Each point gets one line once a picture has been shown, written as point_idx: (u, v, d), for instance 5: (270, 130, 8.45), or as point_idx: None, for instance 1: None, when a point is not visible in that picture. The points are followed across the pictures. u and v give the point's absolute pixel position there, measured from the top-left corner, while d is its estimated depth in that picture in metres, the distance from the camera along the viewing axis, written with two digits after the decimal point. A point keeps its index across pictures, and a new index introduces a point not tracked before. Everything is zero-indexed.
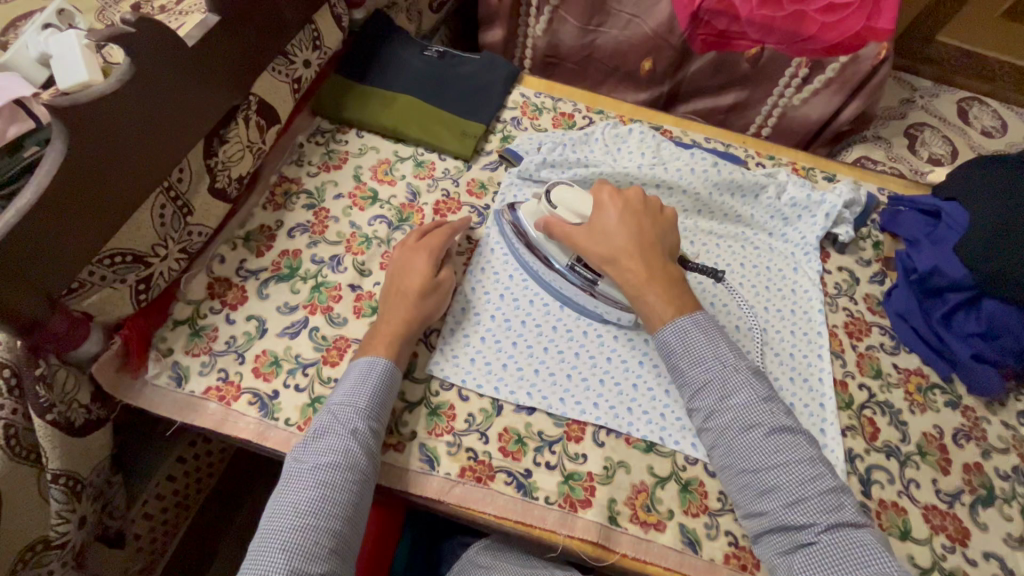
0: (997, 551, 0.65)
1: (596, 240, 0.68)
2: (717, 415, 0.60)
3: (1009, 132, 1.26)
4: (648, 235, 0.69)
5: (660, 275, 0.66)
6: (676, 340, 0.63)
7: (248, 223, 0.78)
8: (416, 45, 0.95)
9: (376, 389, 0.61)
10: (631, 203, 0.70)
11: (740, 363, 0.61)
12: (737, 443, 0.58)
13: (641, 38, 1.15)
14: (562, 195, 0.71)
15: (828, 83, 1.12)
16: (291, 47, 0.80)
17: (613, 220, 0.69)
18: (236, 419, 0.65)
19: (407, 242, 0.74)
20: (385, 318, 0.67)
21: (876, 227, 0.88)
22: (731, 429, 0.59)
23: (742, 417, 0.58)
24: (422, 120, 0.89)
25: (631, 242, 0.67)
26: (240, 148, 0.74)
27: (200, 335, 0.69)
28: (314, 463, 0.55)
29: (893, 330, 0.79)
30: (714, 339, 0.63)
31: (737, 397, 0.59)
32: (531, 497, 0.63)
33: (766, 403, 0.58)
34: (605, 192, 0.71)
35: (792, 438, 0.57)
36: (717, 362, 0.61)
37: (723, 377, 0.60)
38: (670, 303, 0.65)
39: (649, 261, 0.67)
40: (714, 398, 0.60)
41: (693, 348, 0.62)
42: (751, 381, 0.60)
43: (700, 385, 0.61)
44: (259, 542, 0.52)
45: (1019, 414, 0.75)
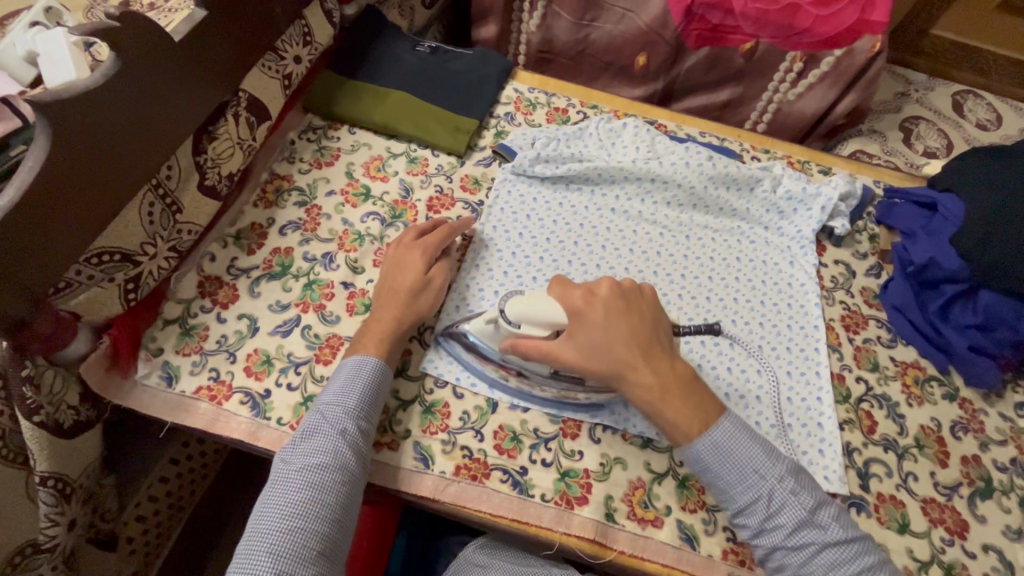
0: (996, 543, 0.65)
1: (590, 358, 0.60)
2: (766, 534, 0.56)
3: (1004, 125, 1.26)
4: (644, 335, 0.61)
5: (671, 380, 0.60)
6: (709, 454, 0.58)
7: (239, 222, 0.77)
8: (408, 41, 0.95)
9: (365, 389, 0.60)
10: (609, 303, 0.61)
11: (780, 473, 0.57)
12: (790, 561, 0.55)
13: (635, 33, 1.14)
14: (517, 311, 0.61)
15: (823, 77, 1.11)
16: (280, 43, 0.79)
17: (600, 326, 0.60)
18: (228, 419, 0.64)
19: (404, 240, 0.73)
20: (378, 316, 0.66)
21: (872, 220, 0.88)
22: (781, 546, 0.56)
23: (796, 538, 0.55)
24: (414, 117, 0.88)
25: (630, 352, 0.60)
26: (230, 145, 0.73)
27: (190, 334, 0.68)
28: (302, 464, 0.54)
29: (890, 324, 0.79)
30: (746, 447, 0.58)
31: (785, 516, 0.56)
32: (526, 495, 0.62)
33: (815, 516, 0.55)
34: (574, 292, 0.62)
35: (847, 547, 0.55)
36: (757, 476, 0.57)
37: (767, 493, 0.56)
38: (691, 413, 0.59)
39: (649, 359, 0.60)
40: (761, 517, 0.56)
41: (727, 461, 0.58)
42: (796, 491, 0.56)
43: (743, 505, 0.57)
44: (246, 543, 0.51)
45: (1016, 406, 0.75)
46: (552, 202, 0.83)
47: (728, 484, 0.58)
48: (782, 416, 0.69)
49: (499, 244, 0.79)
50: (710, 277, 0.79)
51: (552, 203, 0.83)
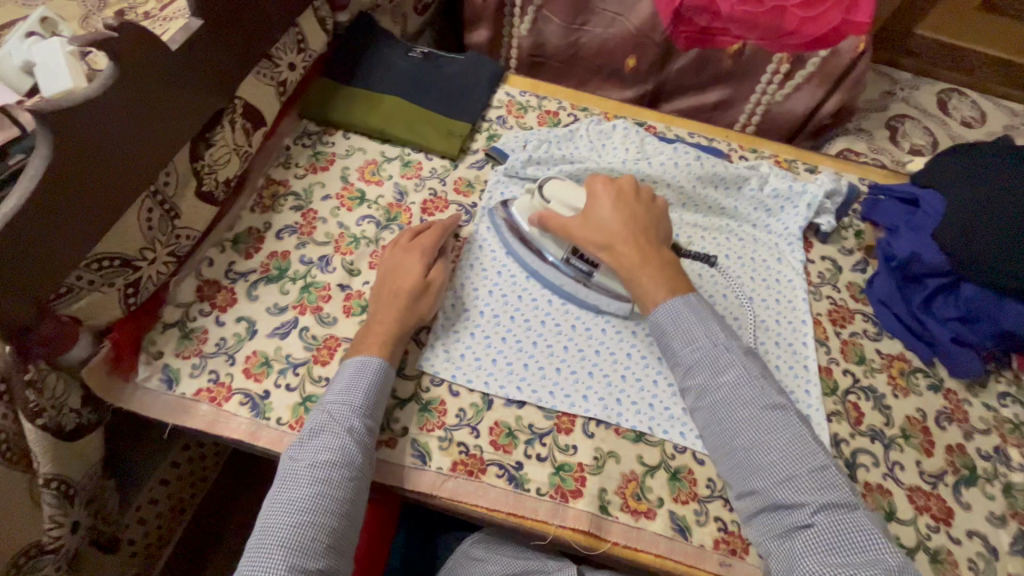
0: (980, 529, 0.67)
1: (591, 230, 0.70)
2: (709, 393, 0.63)
3: (988, 122, 1.29)
4: (642, 223, 0.71)
5: (652, 257, 0.69)
6: (668, 320, 0.66)
7: (236, 226, 0.79)
8: (401, 46, 0.97)
9: (369, 388, 0.62)
10: (623, 190, 0.73)
11: (731, 343, 0.64)
12: (725, 418, 0.61)
13: (624, 36, 1.16)
14: (555, 188, 0.74)
15: (809, 78, 1.13)
16: (275, 50, 0.81)
17: (606, 206, 0.71)
18: (228, 420, 0.65)
19: (400, 242, 0.74)
20: (377, 318, 0.68)
21: (857, 217, 0.90)
22: (721, 404, 0.61)
23: (731, 394, 0.61)
24: (408, 121, 0.90)
25: (625, 227, 0.70)
26: (227, 151, 0.75)
27: (190, 337, 0.70)
28: (311, 461, 0.56)
29: (876, 317, 0.80)
30: (704, 317, 0.65)
31: (728, 375, 0.62)
32: (522, 489, 0.64)
33: (756, 380, 0.61)
34: (597, 181, 0.74)
35: (781, 417, 0.59)
36: (708, 341, 0.64)
37: (714, 356, 0.63)
38: (662, 286, 0.67)
39: (639, 237, 0.70)
40: (706, 377, 0.63)
41: (685, 328, 0.65)
42: (743, 360, 0.63)
43: (692, 363, 0.64)
44: (257, 537, 0.53)
45: (999, 395, 0.76)
46: None
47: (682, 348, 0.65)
48: None
49: (492, 245, 0.80)
50: (700, 275, 0.80)
51: None
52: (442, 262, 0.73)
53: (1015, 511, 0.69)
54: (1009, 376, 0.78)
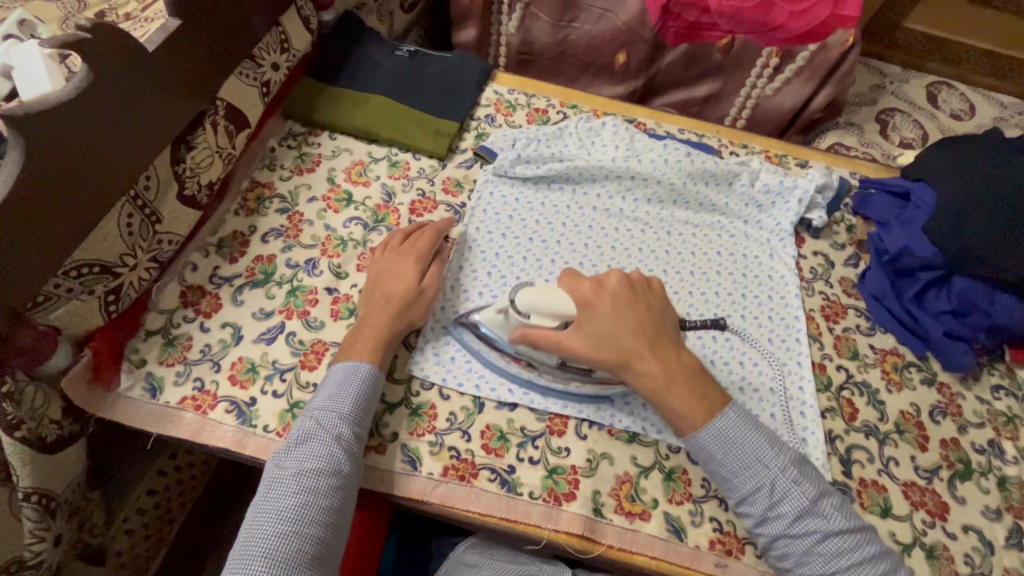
0: (975, 524, 0.66)
1: (596, 347, 0.61)
2: (769, 522, 0.58)
3: (978, 114, 1.29)
4: (650, 325, 0.63)
5: (677, 371, 0.61)
6: (713, 442, 0.60)
7: (220, 230, 0.77)
8: (387, 46, 0.96)
9: (357, 395, 0.60)
10: (616, 293, 0.64)
11: (783, 462, 0.58)
12: (792, 548, 0.56)
13: (613, 33, 1.15)
14: (529, 301, 0.61)
15: (799, 72, 1.13)
16: (258, 50, 0.80)
17: (608, 316, 0.62)
18: (213, 428, 0.64)
19: (392, 242, 0.74)
20: (368, 321, 0.67)
21: (849, 211, 0.89)
22: (783, 533, 0.57)
23: (797, 527, 0.56)
24: (394, 121, 0.88)
25: (637, 341, 0.61)
26: (209, 154, 0.73)
27: (173, 345, 0.68)
28: (297, 470, 0.54)
29: (869, 312, 0.80)
30: (751, 435, 0.60)
31: (788, 503, 0.57)
32: (515, 494, 0.63)
33: (817, 505, 0.57)
34: (583, 283, 0.64)
35: (848, 539, 0.56)
36: (760, 466, 0.58)
37: (770, 482, 0.58)
38: (697, 404, 0.61)
39: (653, 347, 0.62)
40: (764, 506, 0.58)
41: (734, 450, 0.59)
42: (800, 481, 0.57)
43: (747, 492, 0.58)
44: (240, 547, 0.51)
45: (993, 388, 0.76)
46: (534, 203, 0.84)
47: (732, 473, 0.59)
48: (764, 407, 0.70)
49: (482, 245, 0.79)
50: (692, 273, 0.79)
51: (535, 203, 0.84)
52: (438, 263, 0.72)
53: (1010, 504, 0.68)
54: (1002, 369, 0.78)
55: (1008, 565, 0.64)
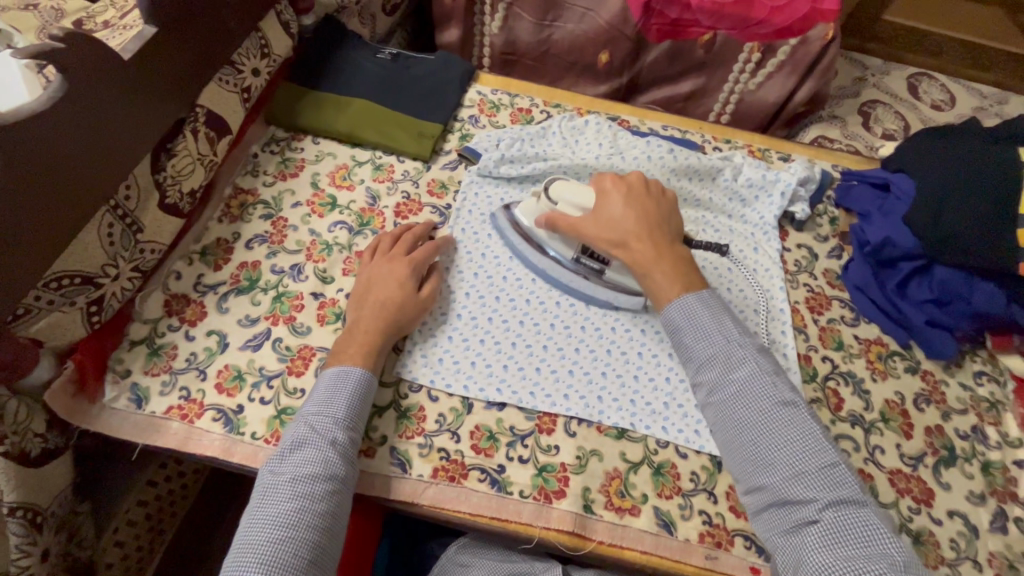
0: (960, 509, 0.67)
1: (602, 227, 0.71)
2: (719, 390, 0.62)
3: (958, 105, 1.30)
4: (655, 217, 0.71)
5: (667, 255, 0.68)
6: (682, 315, 0.65)
7: (204, 238, 0.77)
8: (369, 49, 0.96)
9: (351, 397, 0.60)
10: (632, 187, 0.73)
11: (746, 340, 0.63)
12: (736, 415, 0.60)
13: (596, 31, 1.16)
14: (560, 189, 0.74)
15: (780, 67, 1.14)
16: (237, 56, 0.80)
17: (617, 206, 0.71)
18: (201, 437, 0.64)
19: (382, 246, 0.74)
20: (360, 326, 0.66)
21: (831, 204, 0.90)
22: (730, 398, 0.61)
23: (744, 390, 0.60)
24: (378, 124, 0.88)
25: (638, 224, 0.70)
26: (190, 161, 0.73)
27: (159, 354, 0.68)
28: (292, 475, 0.55)
29: (852, 302, 0.81)
30: (717, 313, 0.65)
31: (741, 370, 0.61)
32: (505, 493, 0.63)
33: (769, 376, 0.60)
34: (606, 180, 0.74)
35: (791, 411, 0.58)
36: (720, 336, 0.63)
37: (727, 351, 0.63)
38: (676, 279, 0.67)
39: (653, 233, 0.70)
40: (717, 372, 0.62)
41: (697, 324, 0.64)
42: (757, 357, 0.62)
43: (704, 360, 0.63)
44: (236, 552, 0.52)
45: (975, 374, 0.77)
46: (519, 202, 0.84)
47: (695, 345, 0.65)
48: None
49: (469, 247, 0.79)
50: None
51: None
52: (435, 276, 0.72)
53: (993, 489, 0.69)
54: (984, 356, 0.79)
55: (993, 549, 0.65)
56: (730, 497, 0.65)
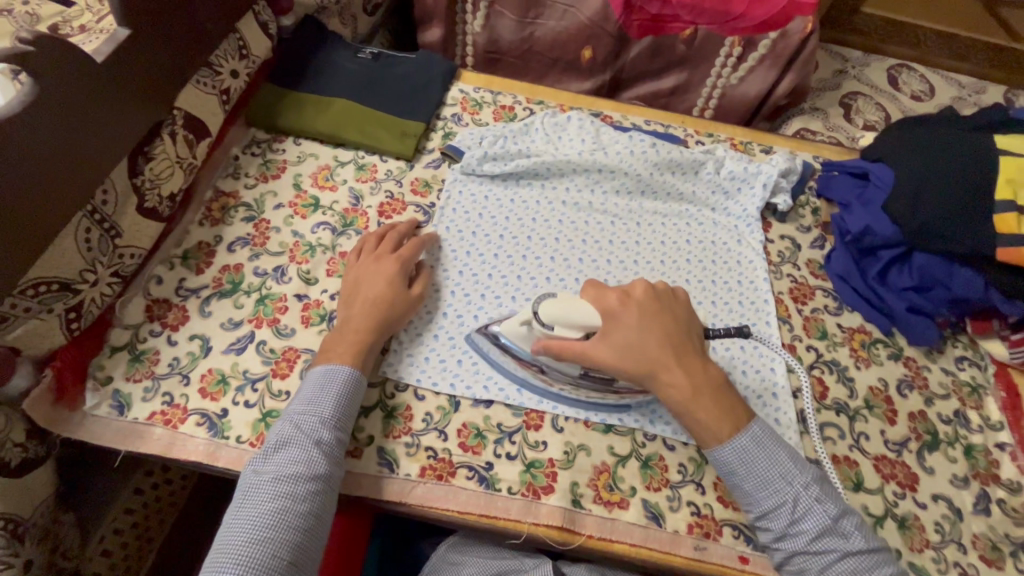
0: (944, 492, 0.68)
1: (621, 358, 0.61)
2: (788, 538, 0.58)
3: (937, 95, 1.32)
4: (675, 337, 0.63)
5: (703, 384, 0.61)
6: (738, 461, 0.60)
7: (185, 242, 0.76)
8: (350, 49, 0.95)
9: (337, 396, 0.60)
10: (641, 304, 0.64)
11: (803, 479, 0.59)
12: (809, 563, 0.57)
13: (578, 28, 1.16)
14: (553, 311, 0.61)
15: (761, 60, 1.15)
16: (215, 58, 0.79)
17: (634, 331, 0.62)
18: (185, 442, 0.63)
19: (369, 242, 0.74)
20: (350, 325, 0.66)
21: (813, 194, 0.91)
22: (804, 548, 0.57)
23: (817, 544, 0.57)
24: (360, 124, 0.88)
25: (661, 352, 0.61)
26: (169, 164, 0.72)
27: (141, 359, 0.67)
28: (275, 475, 0.54)
29: (836, 292, 0.81)
30: (774, 452, 0.60)
31: (810, 519, 0.57)
32: (493, 490, 0.63)
33: (838, 521, 0.57)
34: (609, 295, 0.64)
35: (865, 557, 0.56)
36: (783, 482, 0.58)
37: (792, 499, 0.58)
38: (721, 417, 0.61)
39: (682, 359, 0.62)
40: (785, 521, 0.58)
41: (755, 468, 0.59)
42: (821, 499, 0.58)
43: (769, 510, 0.59)
44: (217, 550, 0.52)
45: (957, 360, 0.78)
46: (503, 200, 0.84)
47: (754, 489, 0.60)
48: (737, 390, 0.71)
49: (453, 243, 0.79)
50: (662, 263, 0.80)
51: (504, 200, 0.84)
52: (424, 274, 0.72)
53: (976, 471, 0.70)
54: (965, 341, 0.80)
55: (976, 531, 0.66)
56: (718, 487, 0.65)
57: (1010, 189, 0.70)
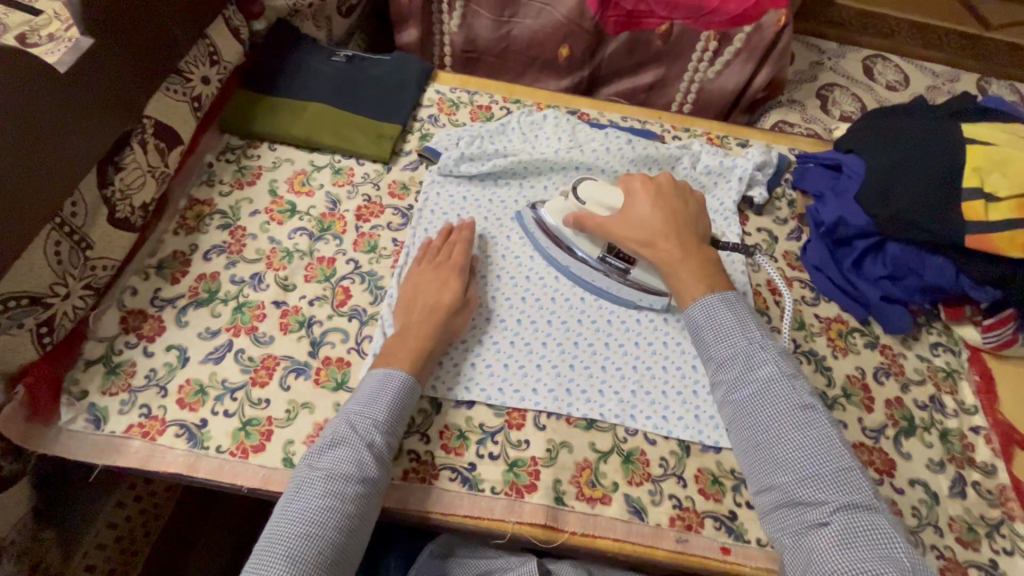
0: (921, 477, 0.69)
1: (631, 227, 0.71)
2: (738, 389, 0.61)
3: (912, 84, 1.33)
4: (681, 219, 0.72)
5: (693, 255, 0.69)
6: (703, 315, 0.65)
7: (159, 251, 0.75)
8: (324, 52, 0.95)
9: (391, 401, 0.60)
10: (661, 188, 0.74)
11: (766, 342, 0.62)
12: (752, 413, 0.59)
13: (554, 26, 1.16)
14: (589, 190, 0.74)
15: (737, 54, 1.15)
16: (184, 65, 0.78)
17: (646, 207, 0.72)
18: (163, 454, 0.62)
19: (434, 244, 0.75)
20: (412, 330, 0.66)
21: (788, 186, 0.92)
22: (750, 399, 0.60)
23: (763, 392, 0.59)
24: (336, 128, 0.87)
25: (666, 224, 0.70)
26: (140, 173, 0.71)
27: (116, 372, 0.66)
28: (326, 473, 0.55)
29: (812, 283, 0.82)
30: (741, 315, 0.64)
31: (761, 373, 0.60)
32: (476, 490, 0.63)
33: (790, 379, 0.59)
34: (635, 180, 0.74)
35: (809, 414, 0.57)
36: (742, 338, 0.62)
37: (747, 352, 0.62)
38: (704, 277, 0.67)
39: (681, 233, 0.70)
40: (737, 372, 0.61)
41: (719, 326, 0.64)
42: (777, 359, 0.61)
43: (724, 359, 0.63)
44: (263, 542, 0.52)
45: (931, 346, 0.80)
46: (482, 199, 0.84)
47: (715, 346, 0.64)
48: None
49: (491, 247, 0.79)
50: None
51: (482, 200, 0.84)
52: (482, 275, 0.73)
53: (951, 456, 0.72)
54: (940, 327, 0.81)
55: (952, 514, 0.68)
56: (699, 480, 0.66)
57: (976, 177, 0.72)
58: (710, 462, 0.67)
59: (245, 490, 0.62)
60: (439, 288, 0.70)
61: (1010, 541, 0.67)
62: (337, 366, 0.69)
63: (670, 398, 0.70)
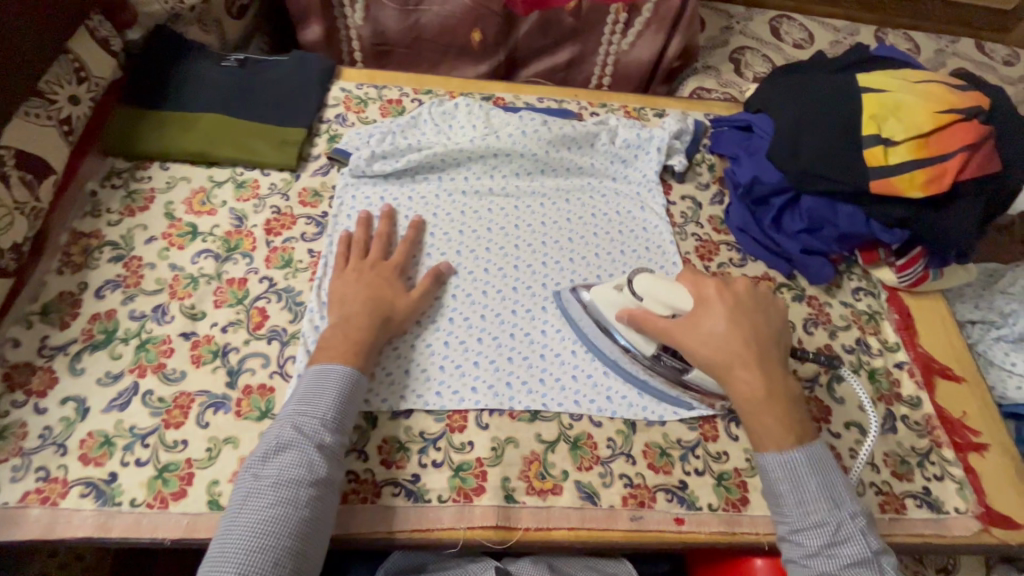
0: (855, 419, 0.72)
1: (705, 345, 0.61)
2: (820, 559, 0.53)
3: (817, 41, 1.38)
4: (764, 338, 0.61)
5: (779, 393, 0.59)
6: (785, 469, 0.56)
7: (43, 295, 0.68)
8: (213, 57, 0.88)
9: (334, 394, 0.57)
10: (739, 298, 0.63)
11: (853, 510, 0.55)
12: None
13: (463, 10, 1.12)
14: (649, 287, 0.65)
15: (648, 24, 1.15)
16: (44, 85, 0.71)
17: (723, 322, 0.61)
18: (69, 518, 0.56)
19: (355, 237, 0.73)
20: (349, 322, 0.63)
21: (707, 151, 0.93)
22: (833, 570, 0.52)
23: (852, 572, 0.52)
24: (234, 138, 0.81)
25: (747, 349, 0.60)
26: (5, 212, 0.64)
27: (5, 437, 0.59)
28: (276, 480, 0.51)
29: (738, 244, 0.83)
30: (829, 476, 0.56)
31: (849, 546, 0.53)
32: (423, 502, 0.61)
33: (878, 558, 0.53)
34: (707, 283, 0.64)
35: None
36: (827, 503, 0.54)
37: (835, 522, 0.54)
38: (786, 425, 0.58)
39: (764, 361, 0.60)
40: (821, 541, 0.54)
41: (802, 484, 0.55)
42: (866, 531, 0.54)
43: (806, 526, 0.54)
44: (210, 562, 0.48)
45: (853, 292, 0.83)
46: (400, 197, 0.80)
47: (793, 507, 0.55)
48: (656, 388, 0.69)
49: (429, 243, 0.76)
50: (570, 242, 0.79)
51: (401, 198, 0.80)
52: (432, 274, 0.71)
53: (881, 394, 0.75)
54: (859, 272, 0.85)
55: (887, 450, 0.70)
56: (647, 455, 0.66)
57: (874, 124, 0.74)
58: (656, 436, 0.67)
59: (169, 543, 0.57)
60: (370, 281, 0.68)
61: (940, 467, 0.70)
62: (260, 395, 0.64)
63: (612, 378, 0.69)
